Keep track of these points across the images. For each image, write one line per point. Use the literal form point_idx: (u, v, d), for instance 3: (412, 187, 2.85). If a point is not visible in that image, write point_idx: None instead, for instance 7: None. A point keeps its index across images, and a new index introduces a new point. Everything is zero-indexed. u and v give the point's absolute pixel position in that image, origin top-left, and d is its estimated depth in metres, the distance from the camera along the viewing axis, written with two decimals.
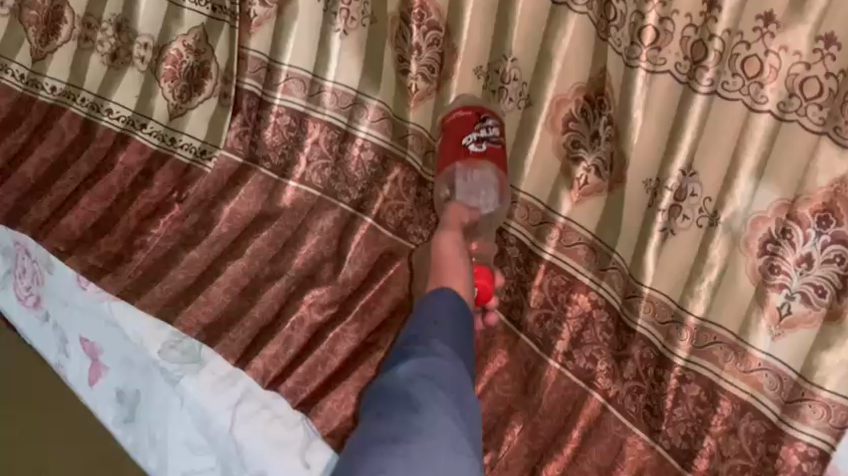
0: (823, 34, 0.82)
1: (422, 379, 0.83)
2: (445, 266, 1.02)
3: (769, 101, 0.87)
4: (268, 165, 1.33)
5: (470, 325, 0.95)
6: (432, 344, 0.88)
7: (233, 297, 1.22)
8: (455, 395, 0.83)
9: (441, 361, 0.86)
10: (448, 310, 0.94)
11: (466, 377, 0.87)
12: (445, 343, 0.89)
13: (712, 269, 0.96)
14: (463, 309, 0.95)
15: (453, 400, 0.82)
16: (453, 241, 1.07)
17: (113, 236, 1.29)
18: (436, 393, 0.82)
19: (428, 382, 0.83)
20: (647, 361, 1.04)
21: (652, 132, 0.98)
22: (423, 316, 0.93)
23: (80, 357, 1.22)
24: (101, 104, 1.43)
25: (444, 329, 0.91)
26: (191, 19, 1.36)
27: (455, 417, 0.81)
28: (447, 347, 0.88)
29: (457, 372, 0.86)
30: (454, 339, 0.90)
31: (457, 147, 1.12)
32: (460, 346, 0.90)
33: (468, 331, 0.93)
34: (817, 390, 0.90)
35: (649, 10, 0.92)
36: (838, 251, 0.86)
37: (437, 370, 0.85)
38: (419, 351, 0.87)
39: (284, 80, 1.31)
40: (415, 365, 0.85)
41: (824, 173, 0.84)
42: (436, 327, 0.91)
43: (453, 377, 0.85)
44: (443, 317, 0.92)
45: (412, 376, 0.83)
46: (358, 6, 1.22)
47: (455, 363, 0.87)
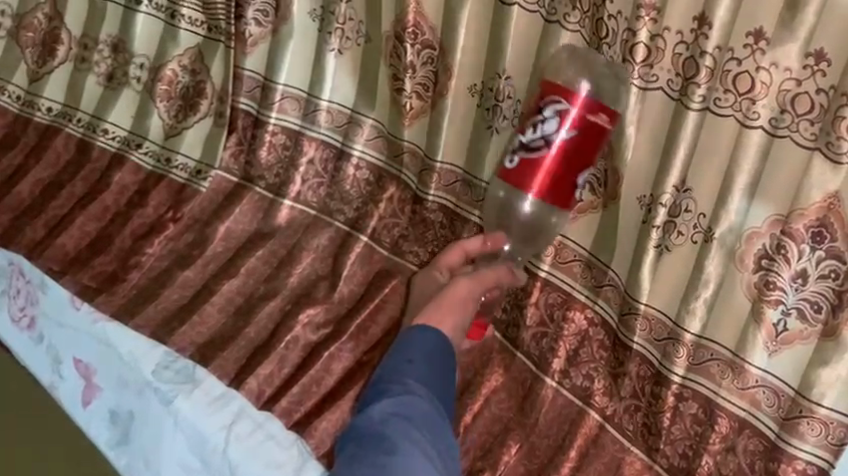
0: (814, 50, 0.82)
1: (397, 420, 0.82)
2: (442, 309, 0.95)
3: (761, 116, 0.86)
4: (263, 184, 1.34)
5: (450, 359, 0.92)
6: (408, 383, 0.86)
7: (228, 317, 1.21)
8: (431, 436, 0.82)
9: (417, 400, 0.84)
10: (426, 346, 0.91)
11: (442, 416, 0.86)
12: (422, 382, 0.87)
13: (708, 285, 0.95)
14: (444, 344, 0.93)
15: (429, 441, 0.81)
16: (466, 289, 0.97)
17: (108, 256, 1.29)
18: (411, 434, 0.80)
19: (403, 422, 0.81)
20: (644, 379, 1.04)
21: (646, 148, 0.98)
22: (400, 352, 0.90)
23: (73, 379, 1.21)
24: (97, 124, 1.43)
25: (421, 365, 0.88)
26: (187, 40, 1.37)
27: (432, 457, 0.80)
28: (423, 385, 0.86)
29: (433, 410, 0.84)
30: (431, 376, 0.88)
31: (570, 172, 0.96)
32: (436, 382, 0.88)
33: (447, 366, 0.91)
34: (815, 407, 0.88)
35: (640, 27, 0.92)
36: (833, 266, 0.85)
37: (413, 409, 0.83)
38: (394, 390, 0.85)
39: (278, 100, 1.31)
40: (390, 403, 0.83)
41: (817, 189, 0.84)
42: (413, 363, 0.88)
43: (429, 418, 0.84)
44: (418, 353, 0.89)
45: (387, 417, 0.82)
46: (353, 26, 1.23)
47: (432, 400, 0.85)
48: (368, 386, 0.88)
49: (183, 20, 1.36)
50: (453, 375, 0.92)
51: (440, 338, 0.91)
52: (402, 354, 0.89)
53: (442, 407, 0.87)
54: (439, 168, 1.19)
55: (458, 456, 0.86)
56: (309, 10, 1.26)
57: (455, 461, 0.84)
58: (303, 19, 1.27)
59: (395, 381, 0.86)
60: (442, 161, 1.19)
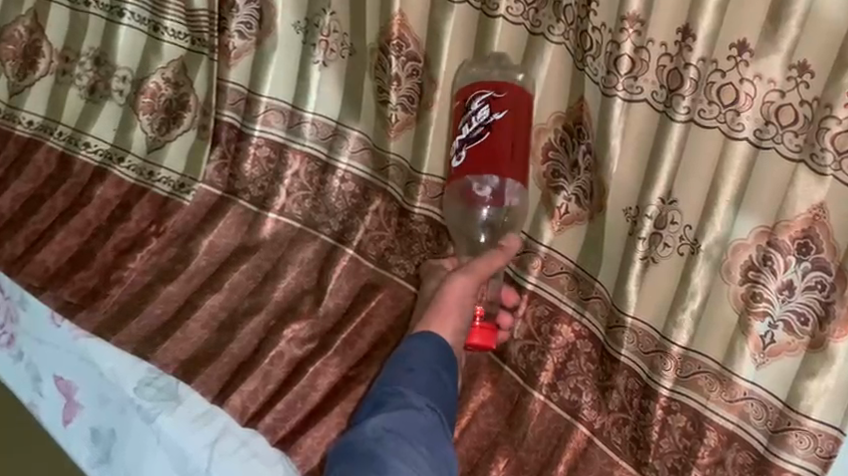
0: (797, 62, 0.81)
1: (391, 436, 0.80)
2: (443, 314, 0.96)
3: (746, 128, 0.86)
4: (247, 197, 1.32)
5: (450, 374, 0.91)
6: (405, 396, 0.85)
7: (211, 333, 1.20)
8: (426, 451, 0.80)
9: (414, 415, 0.83)
10: (426, 363, 0.90)
11: (440, 430, 0.84)
12: (420, 395, 0.86)
13: (694, 297, 0.94)
14: (444, 358, 0.92)
15: (424, 457, 0.80)
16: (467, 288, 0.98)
17: (90, 271, 1.27)
18: (405, 450, 0.79)
19: (396, 438, 0.80)
20: (632, 392, 1.03)
21: (631, 161, 0.97)
22: (398, 363, 0.90)
23: (53, 399, 1.16)
24: (79, 137, 1.42)
25: (418, 379, 0.87)
26: (170, 52, 1.36)
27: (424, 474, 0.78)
28: (421, 399, 0.85)
29: (430, 425, 0.83)
30: (429, 390, 0.87)
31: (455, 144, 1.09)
32: (434, 396, 0.87)
33: (448, 378, 0.91)
34: (803, 419, 0.88)
35: (624, 39, 0.91)
36: (819, 278, 0.85)
37: (408, 424, 0.82)
38: (390, 404, 0.84)
39: (263, 112, 1.31)
40: (385, 418, 0.82)
41: (803, 201, 0.83)
42: (410, 377, 0.87)
43: (426, 431, 0.82)
44: (417, 366, 0.89)
45: (380, 432, 0.81)
46: (338, 38, 1.22)
47: (429, 415, 0.84)
48: (366, 400, 0.87)
49: (166, 32, 1.35)
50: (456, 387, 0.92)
51: (439, 348, 0.91)
52: (400, 366, 0.90)
53: (441, 421, 0.86)
54: (424, 179, 1.19)
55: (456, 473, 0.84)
56: (293, 22, 1.25)
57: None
58: (287, 32, 1.26)
59: (392, 396, 0.85)
60: (429, 173, 1.19)
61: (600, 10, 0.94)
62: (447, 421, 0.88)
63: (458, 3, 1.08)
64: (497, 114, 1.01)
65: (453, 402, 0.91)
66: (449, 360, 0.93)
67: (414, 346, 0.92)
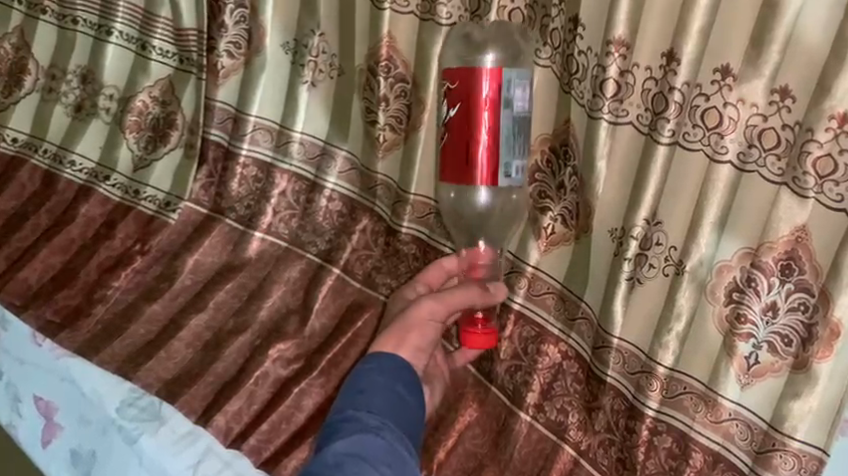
0: (779, 86, 0.82)
1: (349, 462, 0.79)
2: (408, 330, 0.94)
3: (729, 151, 0.86)
4: (234, 215, 1.33)
5: (408, 391, 0.89)
6: (363, 418, 0.84)
7: (196, 352, 1.19)
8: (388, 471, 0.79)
9: (371, 437, 0.81)
10: (382, 382, 0.88)
11: (404, 448, 0.82)
12: (376, 416, 0.84)
13: (680, 319, 0.95)
14: (403, 377, 0.90)
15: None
16: (435, 308, 0.95)
17: (73, 290, 1.27)
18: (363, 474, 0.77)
19: (353, 465, 0.78)
20: (618, 413, 1.03)
21: (615, 183, 0.97)
22: (353, 386, 0.88)
23: (32, 418, 1.18)
24: (64, 155, 1.42)
25: (375, 400, 0.85)
26: (158, 71, 1.37)
27: None
28: (380, 420, 0.84)
29: (389, 445, 0.81)
30: (387, 411, 0.85)
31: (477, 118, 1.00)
32: (394, 415, 0.85)
33: (410, 395, 0.89)
34: (788, 440, 0.88)
35: (609, 63, 0.92)
36: (802, 299, 0.85)
37: (367, 446, 0.80)
38: (346, 430, 0.83)
39: (250, 131, 1.31)
40: (342, 444, 0.80)
41: (786, 223, 0.84)
42: (366, 399, 0.86)
43: (388, 451, 0.81)
44: (371, 386, 0.87)
45: (339, 459, 0.79)
46: (326, 59, 1.23)
47: (388, 434, 0.82)
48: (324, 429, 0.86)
49: (154, 51, 1.36)
50: (420, 403, 0.90)
51: (396, 365, 0.90)
52: (355, 388, 0.88)
53: (402, 438, 0.84)
54: (412, 200, 1.19)
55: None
56: (281, 42, 1.26)
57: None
58: (276, 53, 1.27)
59: (349, 420, 0.84)
60: (416, 193, 1.19)
61: (586, 33, 0.95)
62: (411, 437, 0.87)
63: (447, 26, 1.08)
64: (453, 111, 0.98)
65: (417, 418, 0.89)
66: (408, 377, 0.90)
67: (370, 367, 0.90)
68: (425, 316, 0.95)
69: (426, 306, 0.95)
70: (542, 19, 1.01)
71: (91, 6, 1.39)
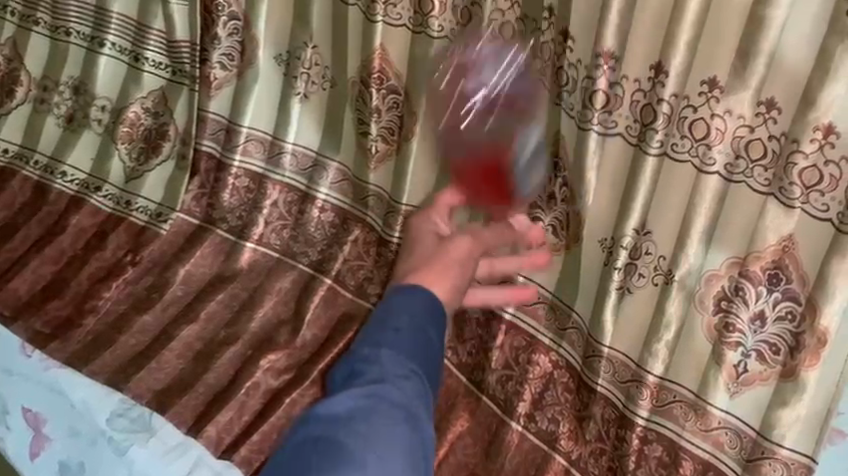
0: (765, 98, 0.83)
1: (360, 420, 0.56)
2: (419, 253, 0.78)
3: (717, 162, 0.87)
4: (225, 226, 1.34)
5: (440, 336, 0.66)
6: (385, 363, 0.62)
7: (187, 363, 1.20)
8: (409, 435, 0.57)
9: (389, 390, 0.59)
10: (411, 315, 0.66)
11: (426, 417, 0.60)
12: (405, 363, 0.62)
13: (669, 328, 0.95)
14: (435, 317, 0.67)
15: (399, 453, 0.55)
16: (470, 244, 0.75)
17: (63, 300, 1.27)
18: (376, 438, 0.55)
19: (364, 425, 0.56)
20: (608, 421, 1.04)
21: (606, 191, 0.99)
22: (382, 323, 0.65)
23: (19, 431, 1.12)
24: (55, 167, 1.42)
25: (402, 339, 0.63)
26: (150, 82, 1.38)
27: None
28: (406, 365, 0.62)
29: (411, 403, 0.60)
30: (416, 359, 0.63)
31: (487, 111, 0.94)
32: (422, 363, 0.64)
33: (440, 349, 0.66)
34: (777, 447, 0.89)
35: (599, 75, 0.92)
36: (790, 307, 0.86)
37: (383, 401, 0.58)
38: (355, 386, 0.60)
39: (243, 141, 1.32)
40: (352, 395, 0.58)
41: (773, 232, 0.85)
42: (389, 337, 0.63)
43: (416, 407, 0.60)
44: (404, 324, 0.65)
45: (350, 412, 0.57)
46: (318, 70, 1.24)
47: (410, 389, 0.61)
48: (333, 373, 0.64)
49: (147, 63, 1.37)
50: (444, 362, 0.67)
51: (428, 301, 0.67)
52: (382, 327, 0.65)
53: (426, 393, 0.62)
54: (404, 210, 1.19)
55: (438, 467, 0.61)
56: (275, 55, 1.27)
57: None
58: (269, 65, 1.28)
59: (366, 363, 0.62)
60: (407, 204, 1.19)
61: (575, 46, 0.96)
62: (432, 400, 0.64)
63: (438, 38, 1.09)
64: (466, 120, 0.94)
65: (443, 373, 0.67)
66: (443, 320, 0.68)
67: (394, 304, 0.67)
68: (463, 256, 0.74)
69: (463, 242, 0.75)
70: (533, 33, 1.00)
71: (85, 16, 1.39)
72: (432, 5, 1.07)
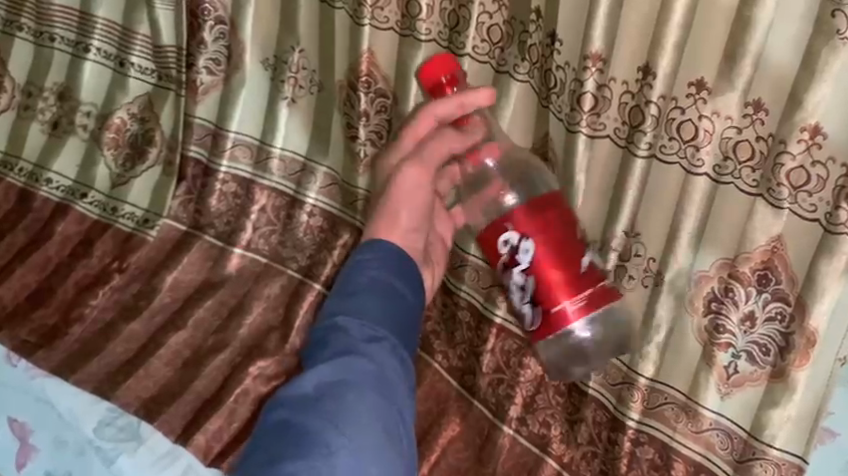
0: (752, 100, 0.82)
1: (329, 399, 0.65)
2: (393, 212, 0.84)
3: (705, 163, 0.86)
4: (213, 232, 1.34)
5: (403, 293, 0.75)
6: (349, 330, 0.70)
7: (175, 371, 1.19)
8: (376, 401, 0.66)
9: (356, 361, 0.68)
10: (375, 279, 0.75)
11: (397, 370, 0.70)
12: (369, 328, 0.71)
13: (659, 330, 0.96)
14: (393, 277, 0.76)
15: (366, 418, 0.64)
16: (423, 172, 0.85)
17: (49, 308, 1.25)
18: (344, 411, 0.64)
19: (333, 401, 0.65)
20: (600, 424, 1.04)
21: (595, 193, 0.98)
22: (344, 291, 0.74)
23: (4, 441, 1.08)
24: (40, 174, 1.41)
25: (367, 305, 0.72)
26: (136, 88, 1.38)
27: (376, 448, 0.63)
28: (369, 330, 0.71)
29: (378, 369, 0.68)
30: (380, 320, 0.72)
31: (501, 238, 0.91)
32: (388, 325, 0.72)
33: (404, 303, 0.75)
34: (767, 448, 0.89)
35: (587, 77, 0.91)
36: (779, 308, 0.86)
37: (351, 373, 0.66)
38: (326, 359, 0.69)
39: (230, 147, 1.32)
40: (322, 371, 0.67)
41: (762, 232, 0.85)
42: (355, 302, 0.72)
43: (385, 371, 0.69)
44: (361, 290, 0.73)
45: (319, 390, 0.65)
46: (306, 75, 1.24)
47: (378, 354, 0.69)
48: (308, 344, 0.73)
49: (132, 68, 1.37)
50: (414, 312, 0.76)
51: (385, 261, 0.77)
52: (345, 293, 0.74)
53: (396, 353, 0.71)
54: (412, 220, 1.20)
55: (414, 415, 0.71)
56: (261, 59, 1.26)
57: (408, 433, 0.69)
58: (255, 69, 1.27)
59: (334, 333, 0.71)
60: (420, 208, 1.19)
61: (563, 48, 0.94)
62: (404, 350, 0.73)
63: (426, 41, 1.08)
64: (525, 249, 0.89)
65: (416, 327, 0.76)
66: (409, 273, 0.78)
67: (358, 269, 0.76)
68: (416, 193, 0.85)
69: (485, 94, 0.84)
70: (520, 35, 0.99)
71: (69, 22, 1.38)
72: (419, 8, 1.05)
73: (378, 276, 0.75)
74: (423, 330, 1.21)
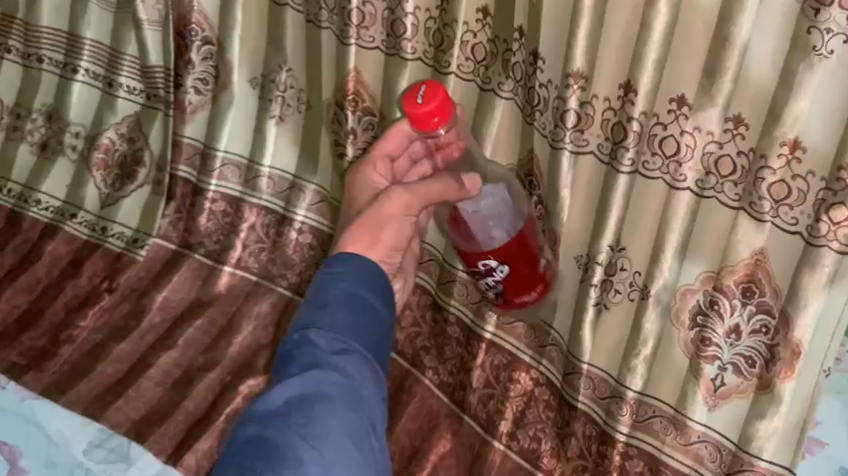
0: (732, 115, 0.83)
1: (298, 414, 0.66)
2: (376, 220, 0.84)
3: (688, 178, 0.87)
4: (203, 251, 1.34)
5: (376, 300, 0.75)
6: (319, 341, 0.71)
7: (165, 391, 1.19)
8: (346, 415, 0.67)
9: (325, 374, 0.68)
10: (345, 287, 0.74)
11: (368, 381, 0.71)
12: (341, 339, 0.71)
13: (647, 342, 0.96)
14: (367, 283, 0.76)
15: (336, 432, 0.65)
16: (405, 201, 0.86)
17: (38, 330, 1.25)
18: (314, 425, 0.65)
19: (303, 415, 0.66)
20: (589, 438, 1.05)
21: (579, 209, 0.99)
22: (317, 298, 0.74)
23: None
24: (29, 194, 1.41)
25: (340, 316, 0.72)
26: (125, 108, 1.38)
27: (344, 464, 0.64)
28: (340, 340, 0.71)
29: (349, 381, 0.69)
30: (352, 330, 0.72)
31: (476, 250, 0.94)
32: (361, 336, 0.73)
33: (377, 311, 0.75)
34: (756, 460, 0.90)
35: (569, 95, 0.92)
36: (764, 321, 0.87)
37: (321, 386, 0.67)
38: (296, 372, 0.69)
39: (219, 167, 1.33)
40: (292, 385, 0.68)
41: (745, 246, 0.85)
42: (327, 313, 0.72)
43: (356, 384, 0.69)
44: (335, 298, 0.73)
45: (289, 404, 0.67)
46: (293, 94, 1.25)
47: (348, 367, 0.70)
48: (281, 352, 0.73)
49: (121, 89, 1.37)
50: (387, 318, 0.76)
51: (361, 268, 0.76)
52: (318, 302, 0.74)
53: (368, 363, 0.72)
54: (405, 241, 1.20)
55: (385, 423, 0.72)
56: (249, 78, 1.27)
57: (380, 442, 0.70)
58: (243, 88, 1.28)
59: (304, 345, 0.71)
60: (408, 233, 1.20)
61: (545, 66, 0.95)
62: (375, 359, 0.74)
63: (411, 60, 1.09)
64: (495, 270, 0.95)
65: (387, 335, 0.76)
66: (382, 281, 0.77)
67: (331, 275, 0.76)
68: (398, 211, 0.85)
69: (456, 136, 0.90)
70: (504, 54, 1.00)
71: (57, 44, 1.39)
72: (404, 27, 1.06)
73: (351, 283, 0.75)
74: (414, 348, 1.21)
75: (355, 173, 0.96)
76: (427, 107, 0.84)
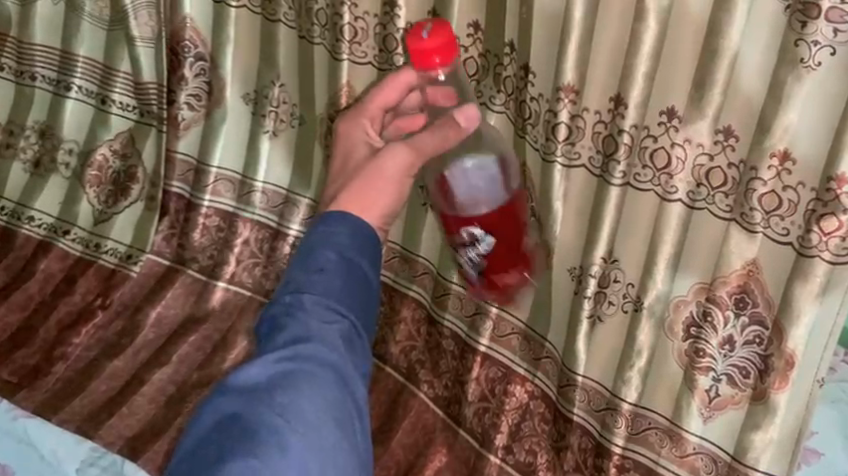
0: (722, 127, 0.83)
1: (283, 394, 0.62)
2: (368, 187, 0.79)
3: (679, 190, 0.87)
4: (197, 266, 1.34)
5: (367, 267, 0.71)
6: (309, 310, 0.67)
7: (159, 408, 1.19)
8: (332, 396, 0.63)
9: (313, 350, 0.64)
10: (337, 252, 0.70)
11: (353, 357, 0.67)
12: (331, 309, 0.67)
13: (641, 355, 0.96)
14: (358, 247, 0.71)
15: (321, 415, 0.62)
16: (404, 162, 0.82)
17: (30, 348, 1.25)
18: (297, 407, 0.61)
19: (287, 396, 0.62)
20: (585, 451, 1.05)
21: (572, 221, 0.99)
22: (306, 263, 0.69)
23: None
24: (22, 212, 1.41)
25: (332, 285, 0.68)
26: (118, 124, 1.38)
27: (329, 448, 0.61)
28: (330, 311, 0.67)
29: (336, 359, 0.65)
30: (343, 298, 0.68)
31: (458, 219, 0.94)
32: (351, 307, 0.69)
33: (367, 277, 0.71)
34: (751, 471, 0.90)
35: (560, 108, 0.92)
36: (757, 332, 0.87)
37: (307, 364, 0.64)
38: (280, 346, 0.65)
39: (212, 182, 1.33)
40: (276, 362, 0.64)
41: (737, 258, 0.86)
42: (318, 280, 0.68)
43: (343, 361, 0.66)
44: (329, 263, 0.69)
45: (272, 382, 0.62)
46: (287, 109, 1.25)
47: (336, 342, 0.66)
48: (264, 318, 0.69)
49: (114, 105, 1.37)
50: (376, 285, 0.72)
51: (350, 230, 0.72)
52: (308, 266, 0.69)
53: (354, 340, 0.68)
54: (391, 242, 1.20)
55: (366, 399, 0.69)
56: (242, 94, 1.27)
57: (361, 424, 0.66)
58: (236, 103, 1.28)
59: (293, 315, 0.67)
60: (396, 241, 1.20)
61: (536, 80, 0.96)
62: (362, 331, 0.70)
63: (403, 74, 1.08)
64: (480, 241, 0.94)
65: (375, 304, 0.72)
66: (372, 248, 0.73)
67: (319, 237, 0.71)
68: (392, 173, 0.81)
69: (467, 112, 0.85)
70: (495, 68, 1.00)
71: (50, 60, 1.39)
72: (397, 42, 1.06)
73: (341, 246, 0.71)
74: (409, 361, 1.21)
75: (347, 122, 0.92)
76: (428, 46, 0.81)
